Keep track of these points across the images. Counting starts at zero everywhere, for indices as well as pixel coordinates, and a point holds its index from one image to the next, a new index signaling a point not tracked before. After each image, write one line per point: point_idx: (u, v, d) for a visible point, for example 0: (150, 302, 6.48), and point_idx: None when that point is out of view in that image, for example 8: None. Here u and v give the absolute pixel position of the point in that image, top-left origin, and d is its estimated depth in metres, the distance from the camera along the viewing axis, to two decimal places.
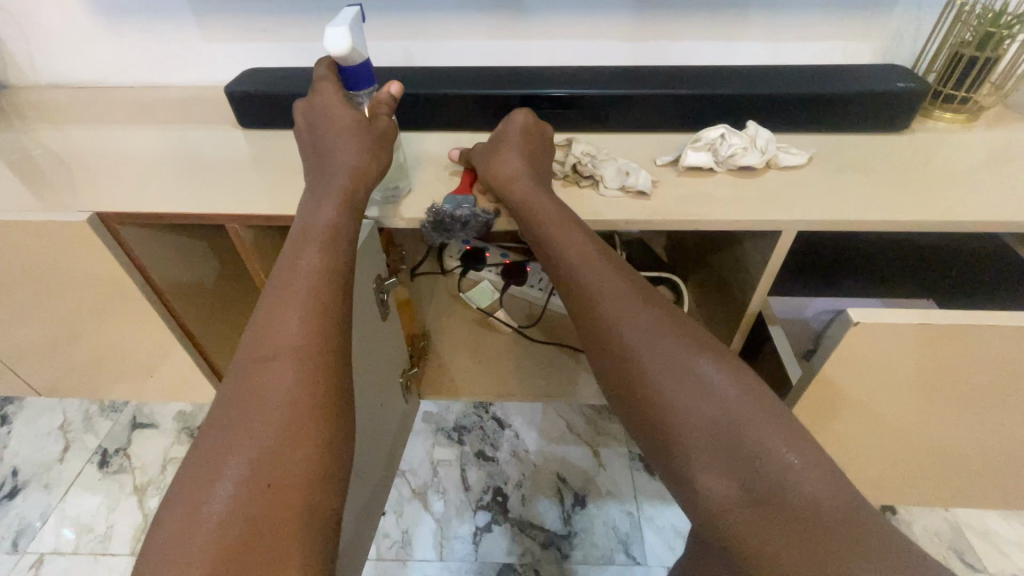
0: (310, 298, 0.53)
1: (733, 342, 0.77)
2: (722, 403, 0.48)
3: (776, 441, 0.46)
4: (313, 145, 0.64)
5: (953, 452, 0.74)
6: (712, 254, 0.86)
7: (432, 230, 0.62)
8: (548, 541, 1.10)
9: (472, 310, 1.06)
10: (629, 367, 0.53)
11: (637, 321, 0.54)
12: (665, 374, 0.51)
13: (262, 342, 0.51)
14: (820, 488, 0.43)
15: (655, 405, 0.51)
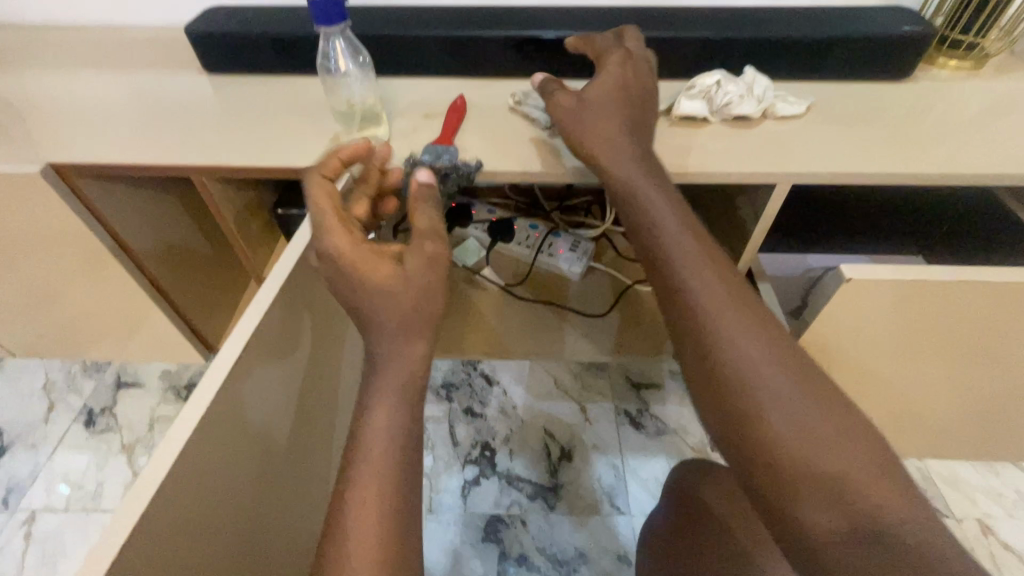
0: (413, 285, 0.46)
1: None
2: (813, 427, 0.41)
3: (876, 477, 0.39)
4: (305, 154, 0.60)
5: (933, 407, 0.75)
6: (702, 210, 0.84)
7: (410, 183, 0.59)
8: (535, 493, 1.13)
9: (457, 268, 1.04)
10: (716, 366, 0.45)
11: (730, 319, 0.46)
12: (760, 382, 0.43)
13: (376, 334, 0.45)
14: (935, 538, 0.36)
15: (745, 409, 0.42)
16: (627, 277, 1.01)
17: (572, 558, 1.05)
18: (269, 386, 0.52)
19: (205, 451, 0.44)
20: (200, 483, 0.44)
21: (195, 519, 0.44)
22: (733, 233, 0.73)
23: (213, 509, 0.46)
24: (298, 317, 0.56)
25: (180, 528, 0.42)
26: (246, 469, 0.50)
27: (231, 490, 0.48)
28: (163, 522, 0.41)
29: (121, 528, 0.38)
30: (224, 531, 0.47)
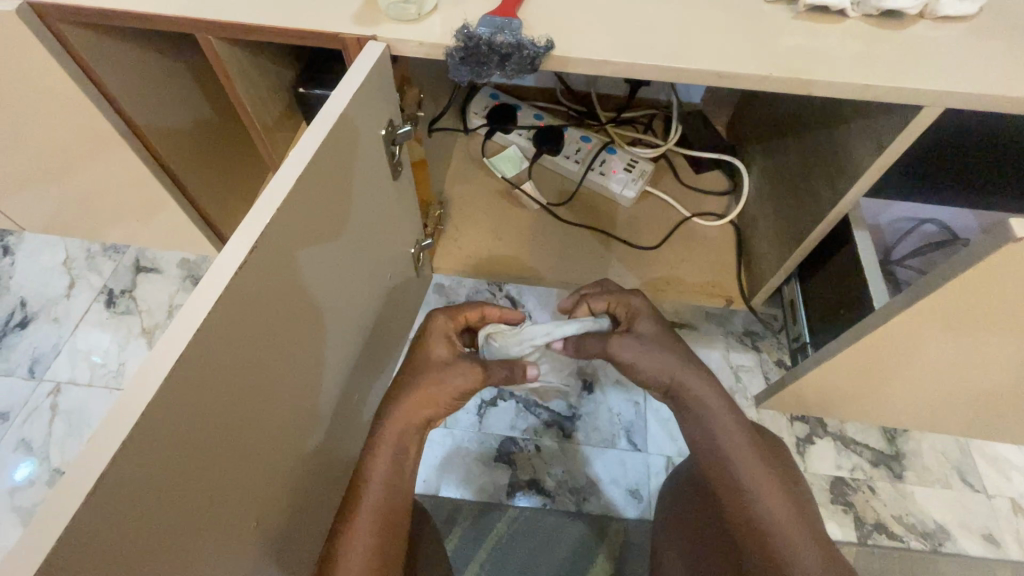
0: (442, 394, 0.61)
1: (806, 245, 0.65)
2: (735, 445, 0.59)
3: (765, 487, 0.57)
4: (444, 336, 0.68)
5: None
6: (795, 136, 0.71)
7: (461, 63, 0.46)
8: (551, 420, 1.10)
9: (495, 181, 0.93)
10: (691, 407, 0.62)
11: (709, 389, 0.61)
12: (719, 433, 0.60)
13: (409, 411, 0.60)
14: (795, 527, 0.54)
15: (702, 432, 0.61)
16: (686, 209, 0.89)
17: (583, 486, 1.04)
18: (283, 295, 0.44)
19: (210, 366, 0.37)
20: (201, 399, 0.37)
21: (195, 439, 0.38)
22: (837, 168, 0.60)
23: (217, 428, 0.40)
24: (320, 220, 0.47)
25: (179, 450, 0.37)
26: (255, 385, 0.43)
27: (238, 407, 0.42)
28: (159, 443, 0.35)
29: (102, 451, 0.32)
30: (230, 449, 0.42)
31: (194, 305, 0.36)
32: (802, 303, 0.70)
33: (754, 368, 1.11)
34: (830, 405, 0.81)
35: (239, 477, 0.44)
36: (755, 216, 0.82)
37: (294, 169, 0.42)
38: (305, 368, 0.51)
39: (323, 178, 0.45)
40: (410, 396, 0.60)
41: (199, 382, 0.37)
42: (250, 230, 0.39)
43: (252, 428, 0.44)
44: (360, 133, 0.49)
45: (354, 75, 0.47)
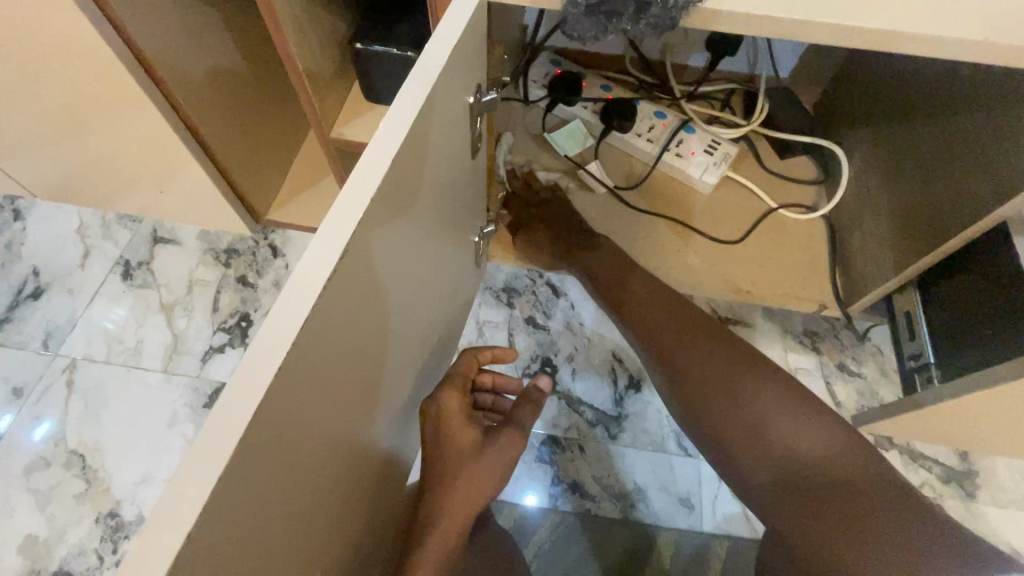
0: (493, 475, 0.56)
1: (942, 248, 0.56)
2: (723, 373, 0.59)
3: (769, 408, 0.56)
4: (447, 437, 0.56)
5: None
6: (929, 119, 0.61)
7: (586, 15, 0.37)
8: (596, 420, 1.03)
9: (556, 160, 0.83)
10: (665, 335, 0.64)
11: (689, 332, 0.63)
12: (704, 363, 0.60)
13: (460, 497, 0.54)
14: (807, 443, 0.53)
15: (679, 364, 0.61)
16: (771, 198, 0.79)
17: (630, 492, 0.97)
18: (359, 298, 0.36)
19: (286, 403, 0.29)
20: (277, 438, 0.30)
21: (265, 486, 0.30)
22: (1001, 161, 0.50)
23: (291, 468, 0.32)
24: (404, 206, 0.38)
25: (253, 501, 0.29)
26: (328, 409, 0.35)
27: (310, 438, 0.34)
28: (233, 498, 0.27)
29: (163, 526, 0.24)
30: (299, 489, 0.34)
31: (277, 322, 0.28)
32: (922, 315, 0.61)
33: (814, 371, 1.08)
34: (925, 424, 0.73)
35: (306, 514, 0.37)
36: (856, 212, 0.72)
37: (386, 145, 0.33)
38: (373, 380, 0.44)
39: (409, 157, 0.36)
40: (459, 490, 0.54)
41: (279, 417, 0.29)
42: (337, 222, 0.30)
43: (320, 460, 0.37)
44: (446, 102, 0.40)
45: (449, 23, 0.37)
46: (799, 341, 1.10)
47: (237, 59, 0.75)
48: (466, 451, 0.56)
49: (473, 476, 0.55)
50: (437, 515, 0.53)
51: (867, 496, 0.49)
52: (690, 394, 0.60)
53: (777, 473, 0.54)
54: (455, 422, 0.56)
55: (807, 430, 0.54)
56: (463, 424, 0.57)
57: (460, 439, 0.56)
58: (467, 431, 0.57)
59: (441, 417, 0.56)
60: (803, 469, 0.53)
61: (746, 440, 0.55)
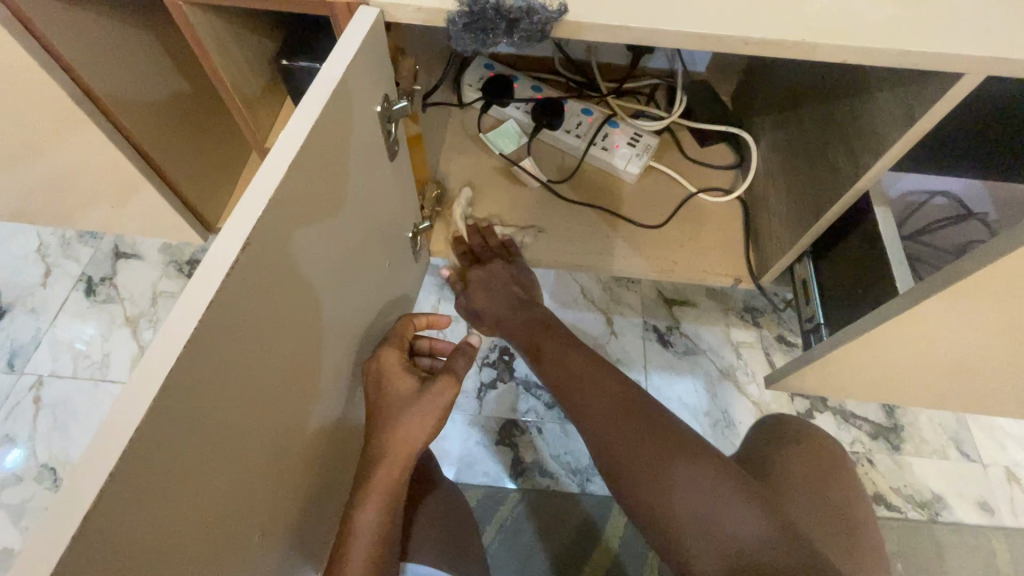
0: (431, 417, 0.60)
1: (821, 221, 0.63)
2: (635, 452, 0.60)
3: (686, 483, 0.56)
4: (382, 386, 0.61)
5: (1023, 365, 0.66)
6: (813, 107, 0.68)
7: (465, 30, 0.43)
8: (551, 402, 1.09)
9: (492, 158, 0.89)
10: (586, 417, 0.66)
11: (605, 407, 0.65)
12: (620, 441, 0.62)
13: (399, 442, 0.59)
14: (726, 522, 0.53)
15: (603, 449, 0.63)
16: (691, 184, 0.86)
17: (585, 467, 1.03)
18: (283, 290, 0.41)
19: (206, 384, 0.34)
20: (206, 407, 0.35)
21: (200, 449, 0.35)
22: (860, 140, 0.57)
23: (226, 435, 0.37)
24: (317, 209, 0.43)
25: (188, 462, 0.34)
26: (261, 385, 0.40)
27: (244, 410, 0.39)
28: (164, 456, 0.32)
29: (84, 486, 0.28)
30: (237, 456, 0.39)
31: (188, 302, 0.32)
32: (814, 281, 0.68)
33: (754, 344, 1.15)
34: (836, 382, 0.80)
35: (249, 480, 0.42)
36: (764, 192, 0.79)
37: (286, 150, 0.37)
38: (308, 363, 0.49)
39: (317, 161, 0.41)
40: (397, 430, 0.59)
41: (204, 388, 0.34)
42: (239, 224, 0.35)
43: (258, 432, 0.42)
44: (353, 110, 0.45)
45: (344, 45, 0.42)
46: (740, 316, 1.18)
47: (178, 77, 0.78)
48: (403, 396, 0.61)
49: (412, 417, 0.59)
50: (381, 454, 0.59)
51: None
52: (620, 473, 0.61)
53: (715, 555, 0.52)
54: (388, 370, 0.62)
55: (739, 507, 0.54)
56: (398, 372, 0.62)
57: (395, 385, 0.61)
58: (401, 377, 0.62)
59: (377, 368, 0.62)
60: (738, 550, 0.51)
61: (671, 522, 0.55)
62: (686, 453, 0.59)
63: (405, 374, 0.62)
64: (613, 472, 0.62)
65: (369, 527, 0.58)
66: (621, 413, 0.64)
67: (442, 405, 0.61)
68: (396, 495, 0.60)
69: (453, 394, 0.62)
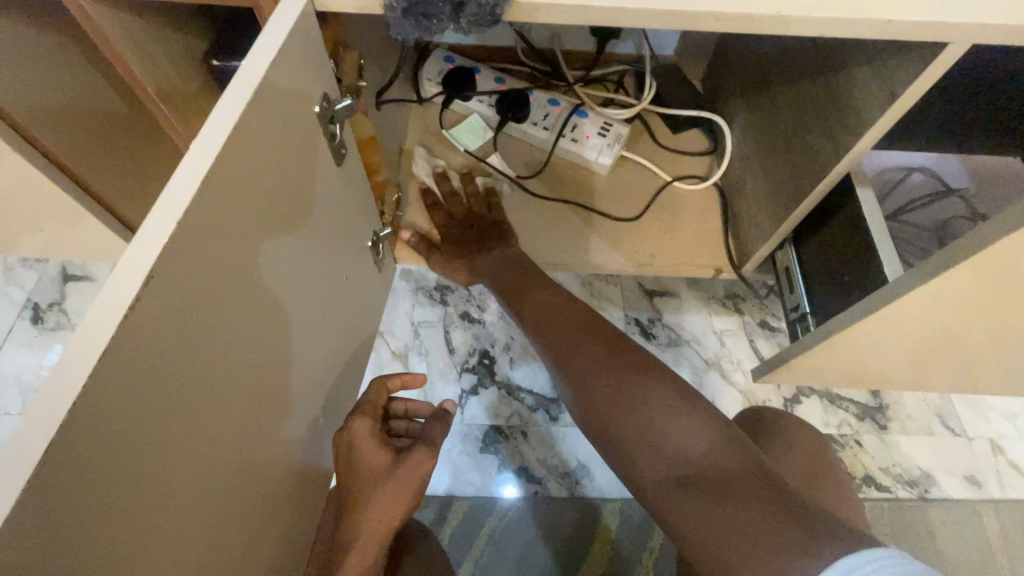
0: (407, 494, 0.57)
1: (802, 206, 0.60)
2: (603, 369, 0.60)
3: (648, 398, 0.56)
4: (353, 465, 0.55)
5: (1010, 341, 0.65)
6: (787, 87, 0.65)
7: (404, 16, 0.39)
8: (535, 404, 1.05)
9: (458, 155, 0.84)
10: (555, 342, 0.66)
11: (574, 335, 0.65)
12: (587, 363, 0.62)
13: (373, 523, 0.55)
14: (682, 431, 0.53)
15: (568, 371, 0.63)
16: (666, 173, 0.82)
17: (574, 469, 1.00)
18: (230, 324, 0.36)
19: (131, 445, 0.29)
20: (133, 469, 0.29)
21: (131, 519, 0.30)
22: (838, 118, 0.54)
23: (168, 496, 0.32)
24: (258, 228, 0.38)
25: (113, 534, 0.29)
26: (208, 432, 0.35)
27: (189, 464, 0.34)
28: (76, 536, 0.27)
29: None
30: (186, 516, 0.34)
31: (83, 345, 0.27)
32: (798, 269, 0.66)
33: (737, 331, 1.13)
34: (823, 369, 0.78)
35: (210, 540, 0.37)
36: (741, 178, 0.76)
37: (203, 156, 0.32)
38: (270, 398, 0.43)
39: (246, 171, 0.35)
40: (370, 513, 0.55)
41: (122, 449, 0.29)
42: (140, 248, 0.29)
43: (211, 484, 0.36)
44: (287, 112, 0.40)
45: (269, 39, 0.37)
46: (722, 304, 1.15)
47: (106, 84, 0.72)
48: (376, 474, 0.56)
49: (386, 496, 0.55)
50: (355, 538, 0.54)
51: (739, 481, 0.47)
52: (583, 393, 0.60)
53: (664, 466, 0.52)
54: (362, 445, 0.56)
55: (689, 423, 0.53)
56: (372, 448, 0.56)
57: (368, 463, 0.56)
58: (376, 455, 0.56)
59: (349, 444, 0.56)
60: (688, 460, 0.51)
61: (630, 434, 0.55)
62: (651, 372, 0.59)
63: (381, 449, 0.57)
64: (577, 392, 0.61)
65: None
66: (590, 341, 0.63)
67: (419, 479, 0.58)
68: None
69: (431, 465, 0.58)
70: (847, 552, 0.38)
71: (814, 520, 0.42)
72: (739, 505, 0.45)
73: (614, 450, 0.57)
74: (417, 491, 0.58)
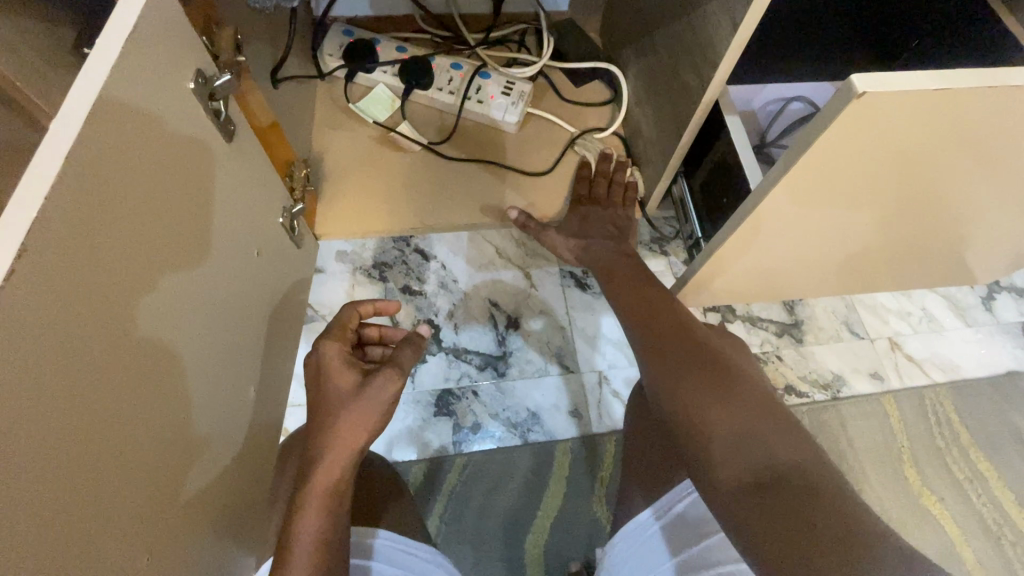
0: (379, 412, 0.59)
1: (683, 140, 0.66)
2: (706, 368, 0.59)
3: (745, 408, 0.54)
4: (326, 379, 0.60)
5: (876, 242, 0.73)
6: (662, 30, 0.69)
7: None
8: (484, 363, 1.10)
9: (367, 128, 0.85)
10: (654, 334, 0.64)
11: (693, 334, 0.63)
12: (689, 363, 0.60)
13: (346, 437, 0.57)
14: (786, 449, 0.51)
15: (666, 362, 0.61)
16: (571, 126, 0.86)
17: (525, 419, 1.06)
18: (107, 300, 0.38)
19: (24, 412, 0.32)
20: (34, 435, 0.32)
21: (40, 479, 0.33)
22: (701, 55, 0.59)
23: (75, 458, 0.35)
24: (131, 207, 0.40)
25: (26, 495, 0.32)
26: (110, 400, 0.38)
27: (94, 428, 0.37)
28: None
29: None
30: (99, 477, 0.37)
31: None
32: (691, 199, 0.72)
33: (664, 271, 1.21)
34: (729, 291, 0.86)
35: (126, 499, 0.40)
36: (637, 123, 0.81)
37: (57, 152, 0.35)
38: (171, 371, 0.46)
39: (108, 158, 0.38)
40: (339, 425, 0.57)
41: (19, 416, 0.32)
42: (7, 233, 0.32)
43: (124, 445, 0.40)
44: (144, 94, 0.41)
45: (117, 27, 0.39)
46: (649, 248, 1.22)
47: None
48: (345, 389, 0.59)
49: (355, 411, 0.58)
50: (322, 450, 0.56)
51: (830, 504, 0.45)
52: (673, 383, 0.58)
53: (749, 473, 0.49)
54: (331, 361, 0.61)
55: (781, 436, 0.52)
56: (342, 366, 0.61)
57: (339, 381, 0.60)
58: (344, 369, 0.60)
59: (324, 364, 0.61)
60: (774, 473, 0.49)
61: (728, 434, 0.53)
62: (751, 391, 0.57)
63: (348, 366, 0.61)
64: (667, 380, 0.59)
65: (310, 534, 0.52)
66: (710, 343, 0.63)
67: (389, 401, 0.60)
68: (343, 489, 0.57)
69: (397, 386, 0.60)
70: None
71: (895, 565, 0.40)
72: (830, 524, 0.43)
73: (689, 440, 0.54)
74: (387, 410, 0.60)
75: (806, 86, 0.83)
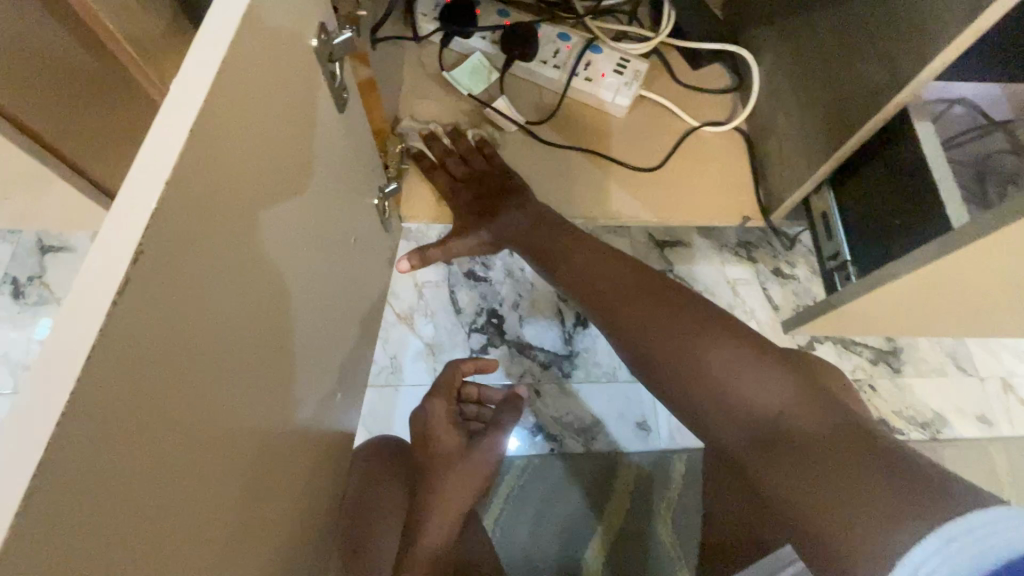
0: (483, 470, 0.71)
1: (848, 144, 0.56)
2: (683, 352, 0.60)
3: (731, 379, 0.57)
4: (430, 436, 0.72)
5: None
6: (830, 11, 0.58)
7: None
8: (548, 361, 1.03)
9: (460, 101, 0.77)
10: (623, 307, 0.65)
11: (647, 303, 0.64)
12: (665, 342, 0.61)
13: (454, 488, 0.68)
14: (798, 419, 0.53)
15: (643, 343, 0.63)
16: (687, 114, 0.76)
17: (588, 426, 0.99)
18: (216, 300, 0.32)
19: (129, 441, 0.26)
20: (138, 462, 0.27)
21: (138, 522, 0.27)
22: (899, 44, 0.48)
23: (173, 490, 0.30)
24: (242, 191, 0.34)
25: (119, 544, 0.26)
26: (210, 416, 0.33)
27: (195, 448, 0.31)
28: (89, 534, 0.24)
29: None
30: (196, 506, 0.32)
31: (67, 335, 0.24)
32: (837, 213, 0.62)
33: (750, 280, 1.10)
34: (849, 320, 0.75)
35: (222, 522, 0.35)
36: (770, 117, 0.70)
37: (183, 115, 0.28)
38: (269, 375, 0.41)
39: (229, 126, 0.32)
40: (449, 478, 0.69)
41: (124, 445, 0.26)
42: (123, 220, 0.26)
43: (221, 467, 0.35)
44: (268, 52, 0.35)
45: None
46: (735, 253, 1.12)
47: None
48: (454, 448, 0.71)
49: (464, 463, 0.70)
50: (433, 500, 0.68)
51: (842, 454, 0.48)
52: (663, 369, 0.61)
53: (770, 449, 0.53)
54: (437, 418, 0.72)
55: (767, 381, 0.56)
56: (446, 423, 0.72)
57: (446, 437, 0.71)
58: (451, 434, 0.72)
59: (430, 420, 0.72)
60: (771, 426, 0.54)
61: (726, 414, 0.57)
62: (726, 346, 0.58)
63: (454, 430, 0.72)
64: (661, 372, 0.61)
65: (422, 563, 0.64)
66: (668, 307, 0.63)
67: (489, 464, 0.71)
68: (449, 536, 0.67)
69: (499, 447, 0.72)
70: (937, 527, 0.39)
71: (935, 494, 0.42)
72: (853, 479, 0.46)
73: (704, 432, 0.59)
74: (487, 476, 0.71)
75: (978, 88, 0.68)
